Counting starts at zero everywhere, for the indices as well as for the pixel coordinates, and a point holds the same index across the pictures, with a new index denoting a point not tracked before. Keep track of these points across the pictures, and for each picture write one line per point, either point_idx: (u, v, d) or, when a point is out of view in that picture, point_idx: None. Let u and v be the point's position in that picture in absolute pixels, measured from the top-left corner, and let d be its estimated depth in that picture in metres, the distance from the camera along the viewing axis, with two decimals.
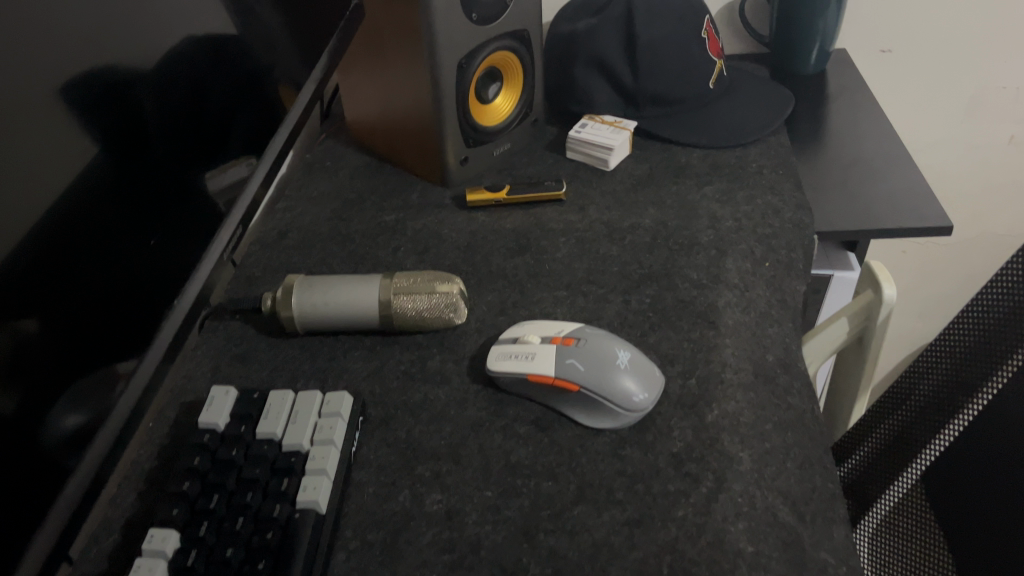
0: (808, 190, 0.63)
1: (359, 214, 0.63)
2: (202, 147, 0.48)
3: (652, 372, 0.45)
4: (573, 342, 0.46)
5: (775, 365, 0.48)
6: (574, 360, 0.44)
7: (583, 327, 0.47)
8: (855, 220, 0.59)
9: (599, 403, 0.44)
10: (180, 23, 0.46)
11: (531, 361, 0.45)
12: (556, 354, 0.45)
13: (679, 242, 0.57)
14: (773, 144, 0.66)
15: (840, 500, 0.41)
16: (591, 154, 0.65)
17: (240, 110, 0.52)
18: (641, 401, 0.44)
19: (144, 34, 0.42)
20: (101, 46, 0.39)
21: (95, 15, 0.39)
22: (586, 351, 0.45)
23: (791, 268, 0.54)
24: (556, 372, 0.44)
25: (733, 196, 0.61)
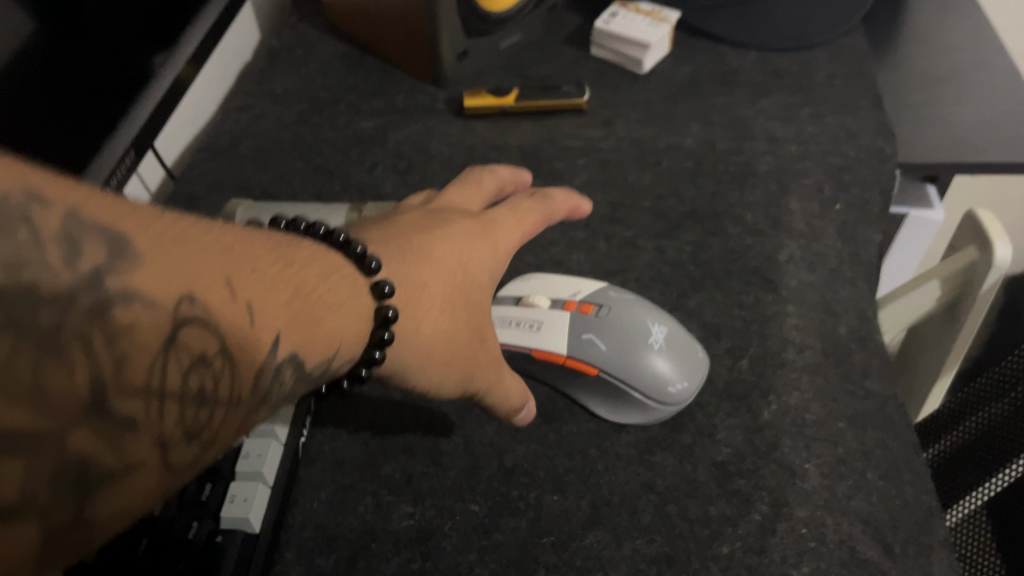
0: (890, 109, 0.50)
1: (331, 118, 0.51)
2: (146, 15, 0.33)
3: (695, 354, 0.35)
4: (592, 310, 0.35)
5: (850, 340, 0.37)
6: (593, 337, 0.34)
7: (606, 288, 0.36)
8: (949, 149, 0.47)
9: (625, 395, 0.34)
10: None
11: (535, 332, 0.35)
12: (568, 326, 0.35)
13: (730, 169, 0.45)
14: (846, 48, 0.53)
15: (939, 522, 0.31)
16: (618, 50, 0.52)
17: None
18: (681, 394, 0.34)
19: None
20: None
21: None
22: (608, 325, 0.34)
23: (865, 213, 0.43)
24: (569, 351, 0.34)
25: (796, 113, 0.48)
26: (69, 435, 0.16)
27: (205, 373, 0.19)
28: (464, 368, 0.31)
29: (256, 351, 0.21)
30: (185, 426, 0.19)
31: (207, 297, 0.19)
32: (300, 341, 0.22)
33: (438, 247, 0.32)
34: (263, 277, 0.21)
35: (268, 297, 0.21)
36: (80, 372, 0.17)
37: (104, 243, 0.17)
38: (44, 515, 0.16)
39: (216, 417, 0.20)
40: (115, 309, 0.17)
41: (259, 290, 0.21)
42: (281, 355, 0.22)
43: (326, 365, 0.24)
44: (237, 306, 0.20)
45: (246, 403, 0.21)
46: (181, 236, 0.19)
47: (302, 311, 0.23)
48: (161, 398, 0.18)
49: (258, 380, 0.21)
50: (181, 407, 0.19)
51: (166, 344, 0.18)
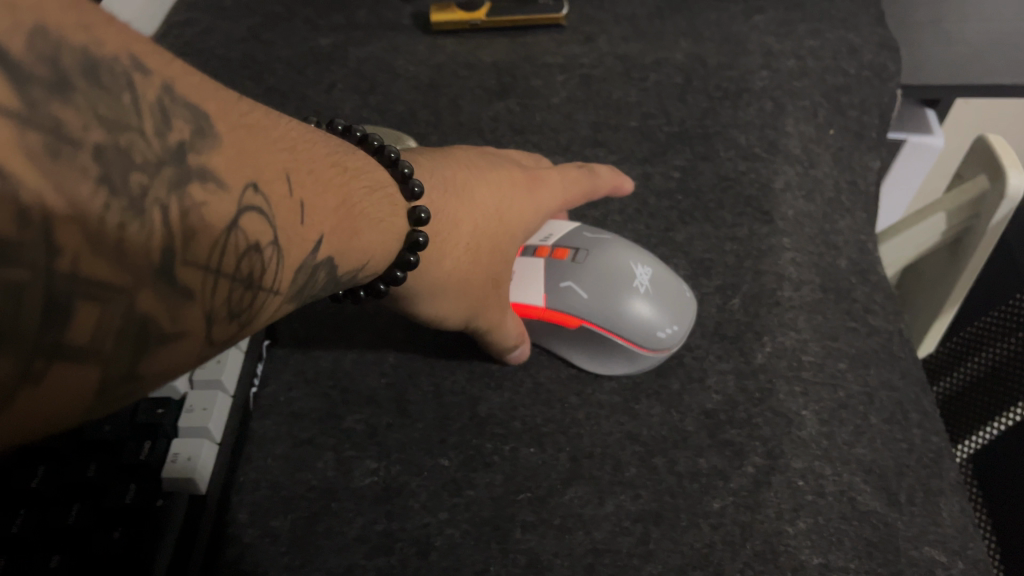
0: (895, 29, 0.47)
1: (285, 33, 0.46)
2: None
3: (682, 294, 0.32)
4: (568, 255, 0.31)
5: (850, 274, 0.34)
6: (571, 284, 0.31)
7: (579, 230, 0.32)
8: (958, 69, 0.44)
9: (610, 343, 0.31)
10: None
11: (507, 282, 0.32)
12: (544, 273, 0.31)
13: (723, 86, 0.42)
14: None
15: (948, 465, 0.29)
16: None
17: None
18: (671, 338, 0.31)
19: None
20: None
21: None
22: (587, 269, 0.31)
23: (861, 139, 0.40)
24: (548, 301, 0.31)
25: (794, 27, 0.44)
26: (136, 295, 0.13)
27: (257, 261, 0.16)
28: (471, 307, 0.28)
29: (301, 249, 0.18)
30: (232, 306, 0.16)
31: (270, 191, 0.16)
32: (338, 247, 0.20)
33: (478, 187, 0.29)
34: (315, 178, 0.19)
35: (319, 200, 0.19)
36: (156, 234, 0.13)
37: (190, 118, 0.15)
38: (103, 367, 0.13)
39: (255, 305, 0.17)
40: (193, 185, 0.14)
41: (313, 193, 0.18)
42: (321, 257, 0.19)
43: (352, 275, 0.21)
44: (290, 203, 0.17)
45: (282, 299, 0.18)
46: (253, 127, 0.17)
47: (343, 217, 0.20)
48: (219, 274, 0.15)
49: (297, 276, 0.18)
50: (234, 288, 0.16)
51: (229, 226, 0.15)
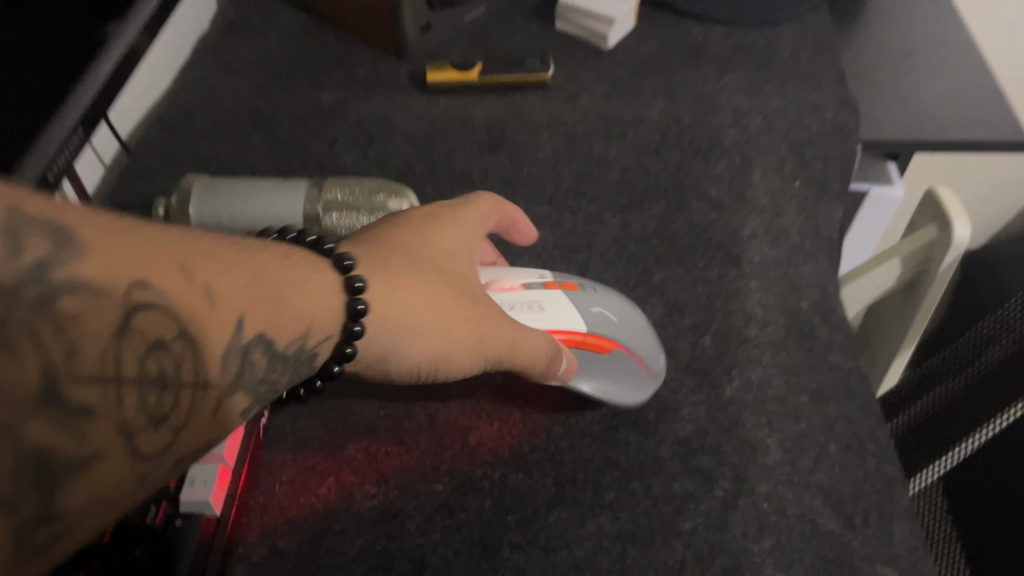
0: (852, 87, 0.51)
1: (290, 91, 0.50)
2: None
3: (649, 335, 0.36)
4: (578, 287, 0.35)
5: (812, 315, 0.37)
6: (602, 309, 0.34)
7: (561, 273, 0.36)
8: (912, 125, 0.48)
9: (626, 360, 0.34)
10: None
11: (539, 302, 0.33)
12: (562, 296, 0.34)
13: (695, 142, 0.45)
14: (813, 23, 0.53)
15: (900, 488, 0.32)
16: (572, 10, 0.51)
17: None
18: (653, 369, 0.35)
19: None
20: None
21: None
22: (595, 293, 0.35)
23: (826, 189, 0.43)
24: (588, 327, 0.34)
25: (761, 87, 0.48)
26: (20, 426, 0.15)
27: (165, 357, 0.18)
28: (475, 337, 0.29)
29: (219, 332, 0.19)
30: (146, 409, 0.18)
31: (165, 285, 0.17)
32: (270, 321, 0.21)
33: (416, 230, 0.30)
34: (224, 256, 0.20)
35: (233, 279, 0.20)
36: (27, 361, 0.15)
37: (49, 235, 0.16)
38: (7, 505, 0.15)
39: (181, 400, 0.19)
40: (64, 302, 0.16)
41: (225, 275, 0.19)
42: (250, 335, 0.20)
43: (301, 342, 0.22)
44: (195, 290, 0.18)
45: (212, 386, 0.20)
46: (138, 229, 0.18)
47: (267, 287, 0.21)
48: (123, 379, 0.17)
49: (224, 360, 0.20)
50: (140, 392, 0.18)
51: (119, 331, 0.17)
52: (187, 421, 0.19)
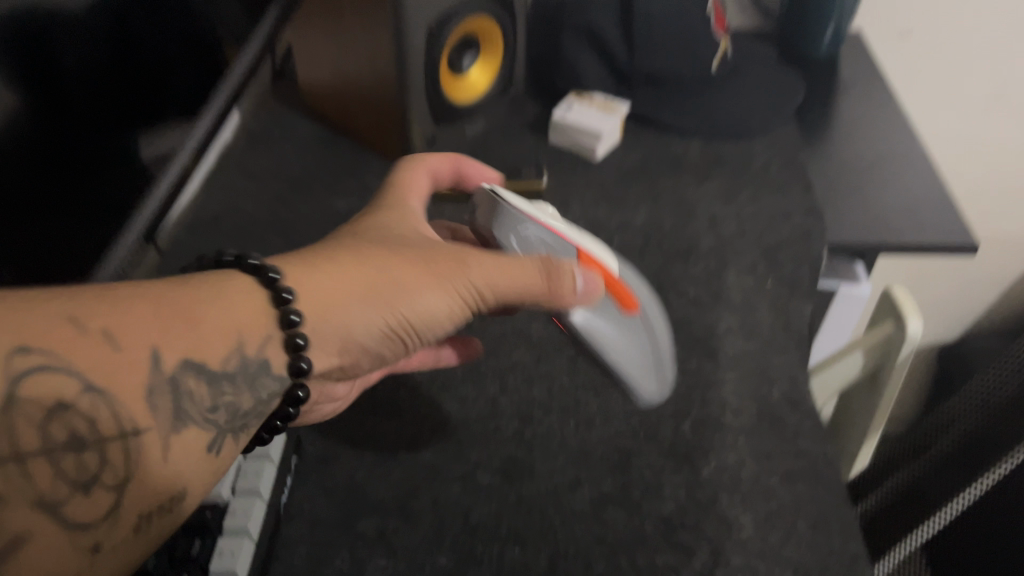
0: (819, 194, 0.56)
1: (308, 197, 0.55)
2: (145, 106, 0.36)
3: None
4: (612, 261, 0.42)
5: (782, 404, 0.41)
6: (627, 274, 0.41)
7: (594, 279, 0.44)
8: (871, 230, 0.53)
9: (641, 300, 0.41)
10: None
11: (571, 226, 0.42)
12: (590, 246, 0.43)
13: (674, 248, 0.50)
14: (782, 138, 0.59)
15: (863, 562, 0.35)
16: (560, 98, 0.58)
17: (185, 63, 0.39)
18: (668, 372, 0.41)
19: None
20: None
21: None
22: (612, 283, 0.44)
23: (795, 288, 0.47)
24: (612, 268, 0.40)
25: (735, 197, 0.54)
26: None
27: (73, 417, 0.23)
28: (434, 278, 0.34)
29: (136, 370, 0.24)
30: (71, 471, 0.23)
31: (43, 347, 0.22)
32: (184, 346, 0.26)
33: (341, 235, 0.35)
34: (117, 308, 0.25)
35: (129, 323, 0.25)
36: None
37: None
38: None
39: (112, 453, 0.24)
40: None
41: (120, 321, 0.24)
42: (167, 365, 0.25)
43: (230, 354, 0.28)
44: (88, 343, 0.23)
45: (145, 427, 0.25)
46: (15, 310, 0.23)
47: (169, 319, 0.26)
48: (29, 455, 0.22)
49: (146, 400, 0.25)
50: (54, 458, 0.22)
51: (10, 402, 0.21)
52: (132, 465, 0.24)
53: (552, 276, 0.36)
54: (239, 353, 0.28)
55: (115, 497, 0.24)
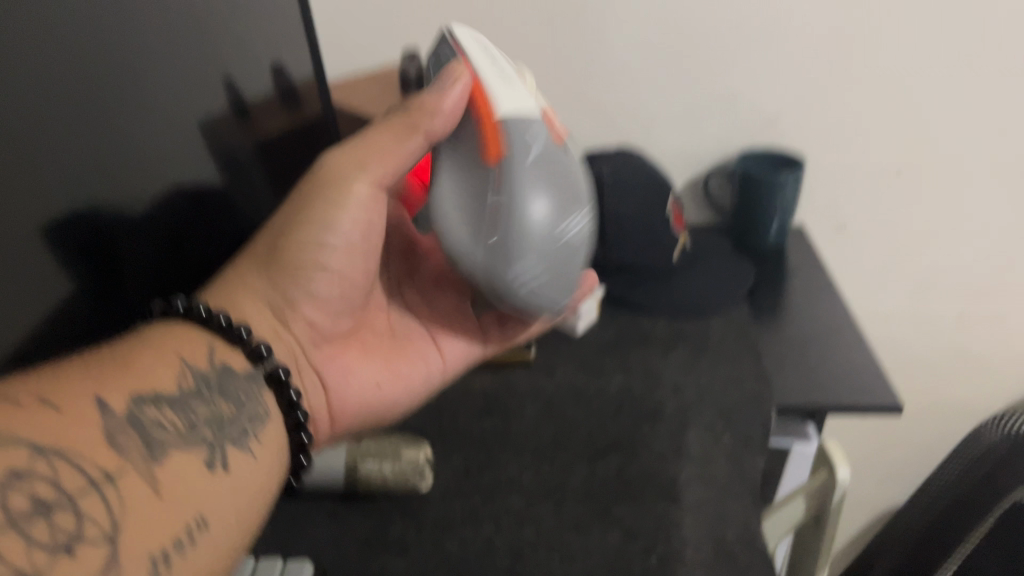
0: (769, 365, 0.66)
1: None
2: (182, 280, 0.53)
3: (572, 216, 0.45)
4: (558, 145, 0.46)
5: (735, 542, 0.49)
6: (541, 150, 0.44)
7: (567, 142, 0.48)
8: (812, 394, 0.62)
9: (518, 151, 0.43)
10: (169, 169, 0.50)
11: (515, 88, 0.46)
12: (524, 102, 0.45)
13: (643, 411, 0.59)
14: (736, 316, 0.70)
15: None
16: None
17: (216, 253, 0.57)
18: (533, 262, 0.43)
19: (145, 175, 0.48)
20: (103, 169, 0.44)
21: (117, 151, 0.45)
22: (560, 161, 0.45)
23: (749, 442, 0.56)
24: (503, 115, 0.44)
25: (696, 366, 0.63)
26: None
27: (42, 484, 0.28)
28: (328, 200, 0.46)
29: (93, 423, 0.32)
30: (68, 515, 0.28)
31: (17, 434, 0.29)
32: (132, 390, 0.35)
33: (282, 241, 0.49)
34: (67, 387, 0.33)
35: (74, 395, 0.32)
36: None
37: None
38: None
39: (104, 495, 0.30)
40: None
41: (70, 394, 0.32)
42: (117, 409, 0.33)
43: (178, 384, 0.38)
44: (44, 417, 0.30)
45: (114, 460, 0.32)
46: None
47: (110, 383, 0.34)
48: (29, 521, 0.27)
49: (110, 445, 0.32)
50: (57, 511, 0.28)
51: (11, 474, 0.27)
52: (122, 496, 0.31)
53: (411, 118, 0.45)
54: (184, 374, 0.38)
55: (108, 550, 0.29)
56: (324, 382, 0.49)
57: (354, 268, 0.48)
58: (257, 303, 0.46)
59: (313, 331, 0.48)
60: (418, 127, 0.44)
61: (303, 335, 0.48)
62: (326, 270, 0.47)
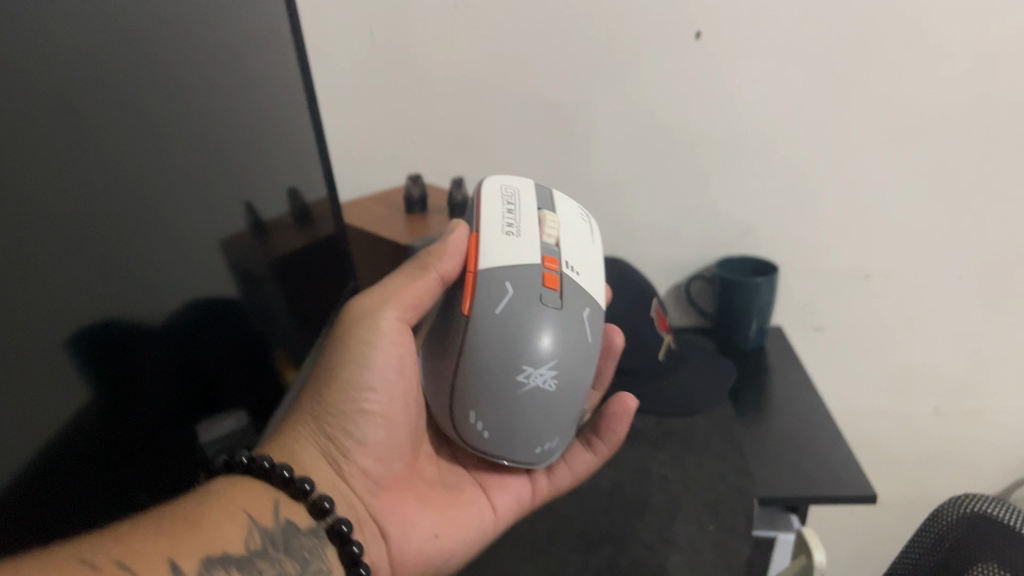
0: (752, 458, 0.70)
1: None
2: (209, 398, 0.53)
3: (537, 363, 0.50)
4: (554, 290, 0.52)
5: None
6: (524, 300, 0.51)
7: (571, 283, 0.54)
8: (792, 487, 0.66)
9: (483, 302, 0.51)
10: (194, 286, 0.51)
11: (514, 239, 0.54)
12: (515, 253, 0.53)
13: (633, 505, 0.63)
14: (719, 413, 0.74)
15: None
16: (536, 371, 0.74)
17: (237, 363, 0.58)
18: (485, 417, 0.50)
19: (174, 297, 0.48)
20: (113, 300, 0.41)
21: (156, 291, 0.45)
22: (541, 312, 0.51)
23: (733, 532, 0.59)
24: (483, 274, 0.52)
25: (682, 461, 0.67)
26: None
27: None
28: (362, 349, 0.53)
29: None
30: None
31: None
32: (203, 551, 0.42)
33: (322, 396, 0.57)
34: (150, 548, 0.40)
35: (155, 554, 0.39)
36: None
37: None
38: None
39: None
40: None
41: (152, 554, 0.39)
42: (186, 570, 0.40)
43: (244, 544, 0.44)
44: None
45: None
46: (82, 561, 0.36)
47: (189, 543, 0.41)
48: None
49: None
50: None
51: None
52: None
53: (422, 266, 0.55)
54: (249, 533, 0.45)
55: None
56: (385, 536, 0.54)
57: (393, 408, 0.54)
58: (312, 453, 0.52)
59: (369, 479, 0.54)
60: (432, 264, 0.54)
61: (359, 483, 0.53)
62: (368, 412, 0.53)
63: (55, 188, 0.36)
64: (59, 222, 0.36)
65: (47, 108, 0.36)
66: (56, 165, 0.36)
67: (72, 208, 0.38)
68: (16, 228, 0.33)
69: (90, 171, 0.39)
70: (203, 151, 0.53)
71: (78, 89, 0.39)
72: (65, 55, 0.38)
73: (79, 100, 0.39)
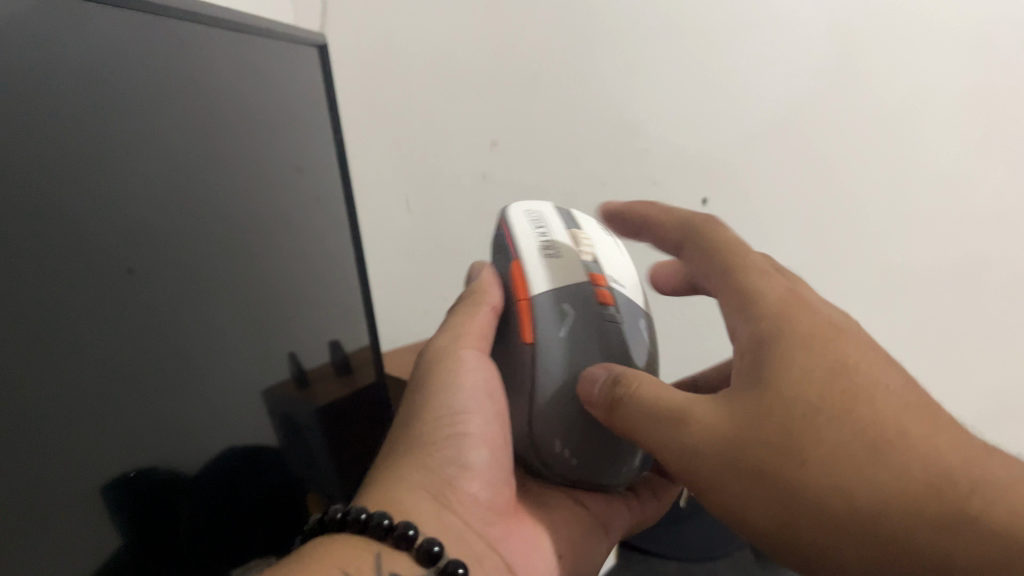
0: None
1: None
2: (238, 544, 0.55)
3: None
4: (608, 300, 0.63)
5: None
6: (583, 318, 0.61)
7: (615, 286, 0.65)
8: None
9: (546, 329, 0.60)
10: (223, 435, 0.54)
11: (556, 253, 0.64)
12: (570, 275, 0.63)
13: None
14: (739, 559, 0.80)
15: None
16: None
17: (273, 506, 0.61)
18: (568, 443, 0.58)
19: (202, 443, 0.52)
20: (138, 450, 0.44)
21: (178, 438, 0.49)
22: (599, 323, 0.61)
23: None
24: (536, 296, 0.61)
25: None
26: None
27: None
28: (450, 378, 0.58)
29: None
30: None
31: None
32: None
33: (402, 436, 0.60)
34: None
35: None
36: None
37: None
38: None
39: None
40: None
41: None
42: None
43: None
44: None
45: None
46: None
47: None
48: None
49: None
50: None
51: None
52: None
53: (478, 294, 0.64)
54: None
55: None
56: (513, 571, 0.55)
57: (496, 435, 0.57)
58: (407, 488, 0.53)
59: (480, 506, 0.55)
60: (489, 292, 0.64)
61: (470, 513, 0.54)
62: (468, 437, 0.56)
63: (112, 355, 0.43)
64: (114, 390, 0.42)
65: (108, 290, 0.43)
66: (112, 343, 0.43)
67: (127, 373, 0.44)
68: (77, 402, 0.40)
69: (123, 335, 0.44)
70: (257, 310, 0.60)
71: (143, 268, 0.46)
72: (108, 232, 0.43)
73: (138, 283, 0.45)
